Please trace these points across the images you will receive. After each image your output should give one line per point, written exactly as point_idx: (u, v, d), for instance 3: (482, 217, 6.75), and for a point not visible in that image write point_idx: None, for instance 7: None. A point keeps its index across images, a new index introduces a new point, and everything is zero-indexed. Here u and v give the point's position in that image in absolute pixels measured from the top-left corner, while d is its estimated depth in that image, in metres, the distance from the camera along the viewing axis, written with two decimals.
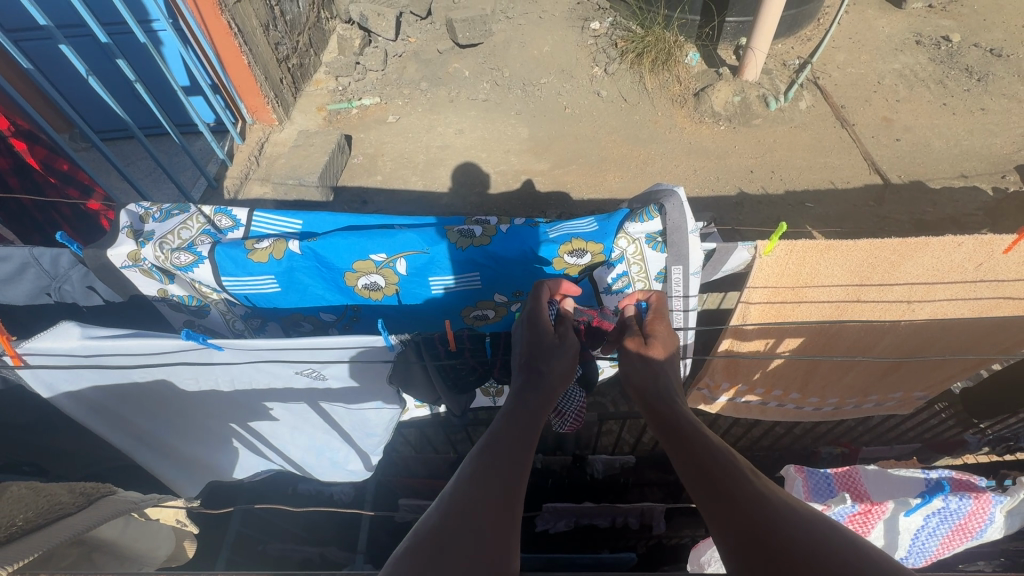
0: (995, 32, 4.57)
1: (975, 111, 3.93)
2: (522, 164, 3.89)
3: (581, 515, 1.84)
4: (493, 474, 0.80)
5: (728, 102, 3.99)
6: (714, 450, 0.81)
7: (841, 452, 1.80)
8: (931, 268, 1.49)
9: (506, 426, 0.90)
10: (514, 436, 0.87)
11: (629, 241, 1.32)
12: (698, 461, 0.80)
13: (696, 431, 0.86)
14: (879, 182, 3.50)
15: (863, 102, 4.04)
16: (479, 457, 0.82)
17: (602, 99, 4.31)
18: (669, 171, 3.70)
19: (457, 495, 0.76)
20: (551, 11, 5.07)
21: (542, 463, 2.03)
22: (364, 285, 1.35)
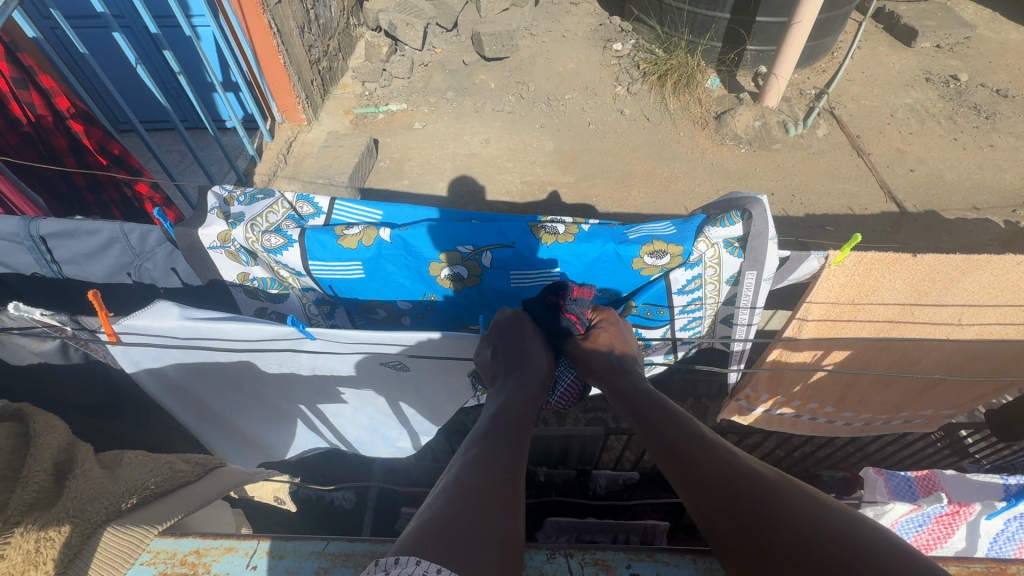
0: (1001, 74, 4.78)
1: (984, 147, 4.08)
2: (548, 176, 3.96)
3: (583, 531, 1.75)
4: (502, 468, 0.83)
5: (749, 126, 4.12)
6: (725, 458, 0.85)
7: (841, 475, 1.91)
8: (987, 286, 1.54)
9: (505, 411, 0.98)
10: (508, 431, 0.93)
11: (708, 245, 1.34)
12: (682, 454, 0.88)
13: (659, 415, 0.99)
14: (896, 210, 3.61)
15: (877, 133, 4.19)
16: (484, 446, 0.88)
17: (625, 117, 4.42)
18: (692, 190, 3.79)
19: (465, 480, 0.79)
20: (573, 32, 5.26)
21: (546, 476, 2.01)
22: (448, 276, 1.36)
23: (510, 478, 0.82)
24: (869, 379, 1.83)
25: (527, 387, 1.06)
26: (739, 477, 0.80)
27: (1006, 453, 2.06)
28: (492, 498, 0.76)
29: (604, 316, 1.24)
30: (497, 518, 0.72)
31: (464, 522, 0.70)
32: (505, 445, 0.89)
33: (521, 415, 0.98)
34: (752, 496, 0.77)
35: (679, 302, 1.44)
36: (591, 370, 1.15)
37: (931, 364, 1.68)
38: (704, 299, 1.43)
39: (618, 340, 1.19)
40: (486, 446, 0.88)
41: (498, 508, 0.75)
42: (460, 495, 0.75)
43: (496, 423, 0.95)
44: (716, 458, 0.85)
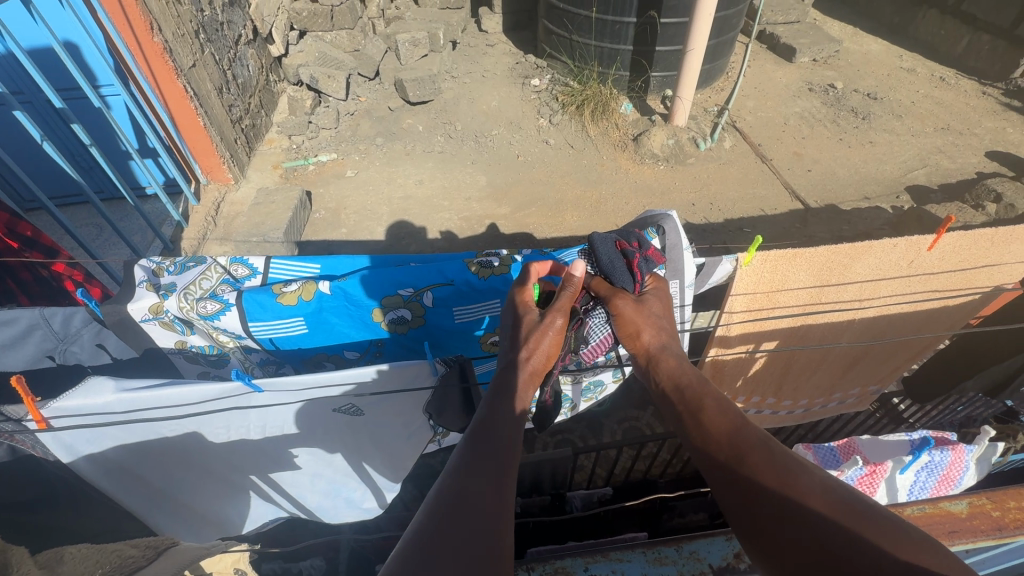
0: (868, 80, 5.45)
1: (865, 144, 4.60)
2: (485, 210, 4.08)
3: None
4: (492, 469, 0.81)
5: (664, 145, 4.44)
6: (762, 458, 0.83)
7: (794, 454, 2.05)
8: (878, 267, 1.72)
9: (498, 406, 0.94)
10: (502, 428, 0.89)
11: None
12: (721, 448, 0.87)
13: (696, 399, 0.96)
14: (801, 207, 3.98)
15: (775, 141, 4.64)
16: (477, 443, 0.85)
17: (550, 146, 4.65)
18: (621, 209, 4.01)
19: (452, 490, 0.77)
20: (492, 72, 5.55)
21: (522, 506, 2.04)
22: (391, 320, 1.38)
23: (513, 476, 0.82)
24: (798, 365, 2.03)
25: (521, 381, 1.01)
26: (782, 481, 0.79)
27: (930, 412, 2.38)
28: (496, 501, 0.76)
29: (658, 288, 1.23)
30: (506, 528, 0.73)
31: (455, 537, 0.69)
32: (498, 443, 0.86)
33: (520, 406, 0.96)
34: (797, 508, 0.75)
35: None
36: (640, 333, 1.12)
37: (853, 334, 1.93)
38: None
39: (669, 315, 1.18)
40: (486, 441, 0.86)
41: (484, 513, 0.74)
42: (461, 501, 0.75)
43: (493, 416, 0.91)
44: (754, 461, 0.83)
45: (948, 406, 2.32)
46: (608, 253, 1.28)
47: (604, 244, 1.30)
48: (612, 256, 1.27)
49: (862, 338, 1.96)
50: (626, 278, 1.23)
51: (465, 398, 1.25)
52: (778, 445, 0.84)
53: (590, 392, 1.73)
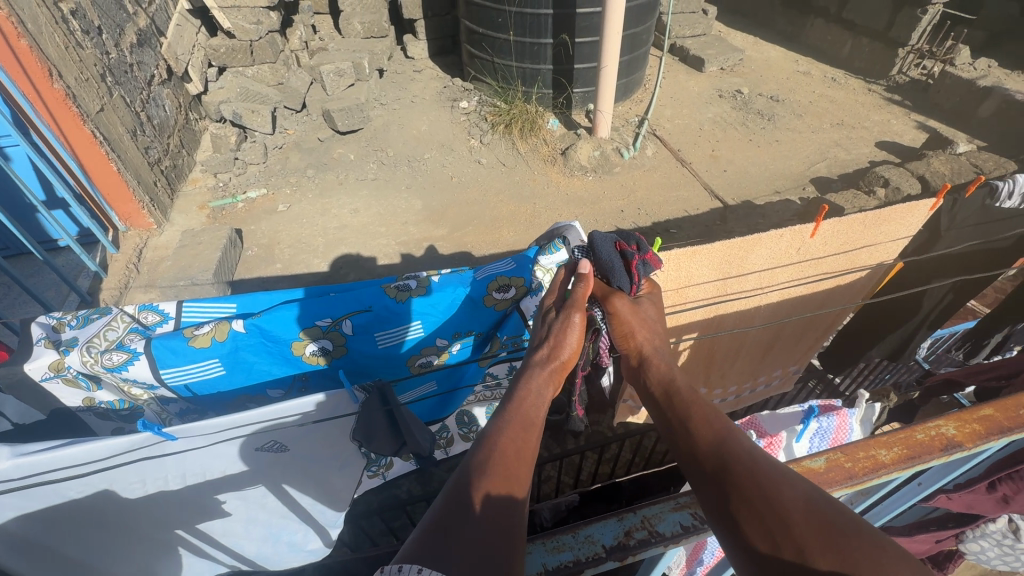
0: (770, 84, 5.92)
1: (772, 142, 4.99)
2: (422, 233, 4.11)
3: None
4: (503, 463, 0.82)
5: (590, 156, 4.64)
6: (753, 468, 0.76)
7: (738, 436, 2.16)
8: (772, 256, 1.86)
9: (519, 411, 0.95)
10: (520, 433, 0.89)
11: (545, 271, 1.55)
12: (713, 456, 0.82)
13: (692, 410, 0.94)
14: (720, 206, 4.25)
15: (692, 145, 4.94)
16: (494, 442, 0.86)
17: (483, 166, 4.76)
18: (555, 220, 4.15)
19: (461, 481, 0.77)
20: (421, 97, 5.63)
21: None
22: (313, 352, 1.39)
23: (525, 474, 0.82)
24: (719, 352, 2.20)
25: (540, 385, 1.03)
26: (768, 488, 0.73)
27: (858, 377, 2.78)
28: (507, 480, 0.79)
29: (651, 292, 1.28)
30: (519, 513, 0.75)
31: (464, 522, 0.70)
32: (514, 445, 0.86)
33: (540, 407, 0.98)
34: (780, 519, 0.68)
35: None
36: (633, 334, 1.16)
37: (763, 318, 2.14)
38: None
39: (660, 317, 1.24)
40: (503, 434, 0.88)
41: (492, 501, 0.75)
42: (476, 479, 0.77)
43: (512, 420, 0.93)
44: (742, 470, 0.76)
45: (877, 374, 2.73)
46: (608, 251, 1.25)
47: (604, 243, 1.27)
48: (611, 254, 1.25)
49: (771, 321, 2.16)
50: (625, 280, 1.22)
51: (390, 422, 1.28)
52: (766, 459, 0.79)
53: None
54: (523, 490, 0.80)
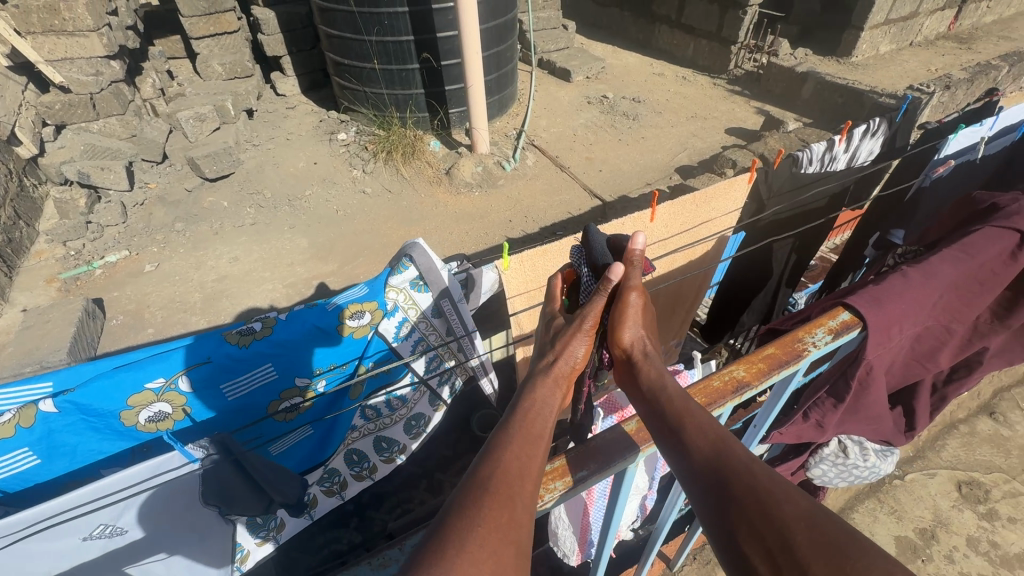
0: (631, 87, 6.42)
1: (639, 139, 5.40)
2: (311, 271, 3.96)
3: None
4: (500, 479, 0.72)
5: (473, 172, 4.74)
6: (756, 484, 0.70)
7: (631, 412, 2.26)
8: (621, 245, 2.04)
9: (520, 417, 0.82)
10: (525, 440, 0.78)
11: (398, 291, 1.57)
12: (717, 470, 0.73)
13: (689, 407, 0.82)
14: (600, 203, 4.52)
15: (569, 151, 5.22)
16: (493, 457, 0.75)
17: (368, 195, 4.69)
18: (446, 239, 4.18)
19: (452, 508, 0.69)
20: (297, 133, 5.47)
21: None
22: (148, 419, 1.34)
23: (528, 490, 0.72)
24: None
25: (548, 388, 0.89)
26: (773, 519, 0.66)
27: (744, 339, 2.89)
28: (507, 497, 0.70)
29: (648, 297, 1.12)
30: (516, 540, 0.67)
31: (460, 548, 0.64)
32: (514, 457, 0.75)
33: (547, 415, 0.84)
34: (784, 546, 0.65)
35: (405, 349, 1.65)
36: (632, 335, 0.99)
37: None
38: (424, 336, 1.65)
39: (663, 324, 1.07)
40: (507, 449, 0.76)
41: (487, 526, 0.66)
42: (477, 502, 0.69)
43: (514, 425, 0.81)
44: (742, 484, 0.70)
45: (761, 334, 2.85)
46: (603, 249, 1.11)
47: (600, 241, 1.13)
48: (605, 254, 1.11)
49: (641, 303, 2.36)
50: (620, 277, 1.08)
51: (240, 472, 1.31)
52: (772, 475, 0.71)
53: (413, 426, 1.79)
54: (523, 512, 0.70)
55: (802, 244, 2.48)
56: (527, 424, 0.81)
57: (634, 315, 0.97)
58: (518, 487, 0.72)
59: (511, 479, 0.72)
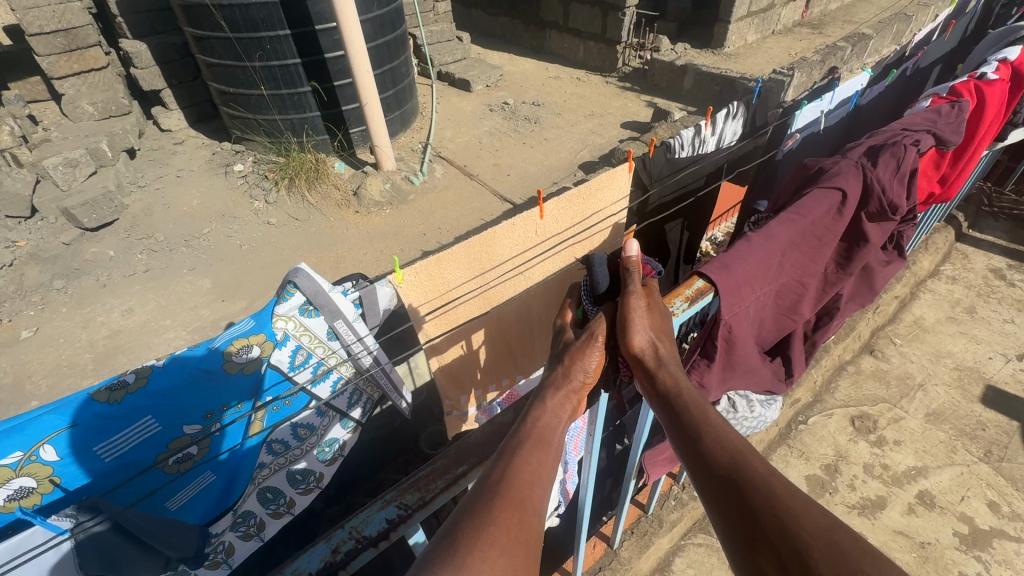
0: (530, 92, 6.63)
1: (542, 141, 5.58)
2: (218, 312, 3.74)
3: None
4: (511, 485, 0.77)
5: (382, 190, 4.69)
6: (768, 498, 0.74)
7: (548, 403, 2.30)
8: (515, 243, 2.09)
9: (536, 426, 0.87)
10: (537, 449, 0.83)
11: (287, 319, 1.56)
12: (733, 480, 0.77)
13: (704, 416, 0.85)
14: (511, 206, 4.61)
15: (476, 159, 5.30)
16: (509, 466, 0.80)
17: (274, 226, 4.50)
18: (361, 260, 4.10)
19: (467, 512, 0.73)
20: (188, 169, 5.15)
21: None
22: (9, 497, 1.28)
23: (536, 494, 0.78)
24: (517, 339, 2.36)
25: (561, 398, 0.91)
26: (785, 531, 0.71)
27: None
28: (517, 501, 0.75)
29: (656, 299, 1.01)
30: (524, 542, 0.71)
31: (477, 547, 0.68)
32: (528, 467, 0.80)
33: (559, 426, 0.89)
34: (804, 559, 0.68)
35: (303, 377, 1.63)
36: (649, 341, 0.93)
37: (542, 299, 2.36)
38: (324, 359, 1.64)
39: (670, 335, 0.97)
40: (522, 461, 0.81)
41: (495, 524, 0.71)
42: (494, 500, 0.74)
43: (531, 434, 0.86)
44: (756, 498, 0.75)
45: None
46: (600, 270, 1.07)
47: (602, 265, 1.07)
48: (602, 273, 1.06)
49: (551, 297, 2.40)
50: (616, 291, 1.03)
51: (119, 531, 1.35)
52: (784, 485, 0.76)
53: (326, 452, 1.80)
54: (532, 514, 0.75)
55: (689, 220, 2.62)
56: (547, 436, 0.86)
57: (640, 318, 0.93)
58: (527, 493, 0.77)
59: (526, 486, 0.78)
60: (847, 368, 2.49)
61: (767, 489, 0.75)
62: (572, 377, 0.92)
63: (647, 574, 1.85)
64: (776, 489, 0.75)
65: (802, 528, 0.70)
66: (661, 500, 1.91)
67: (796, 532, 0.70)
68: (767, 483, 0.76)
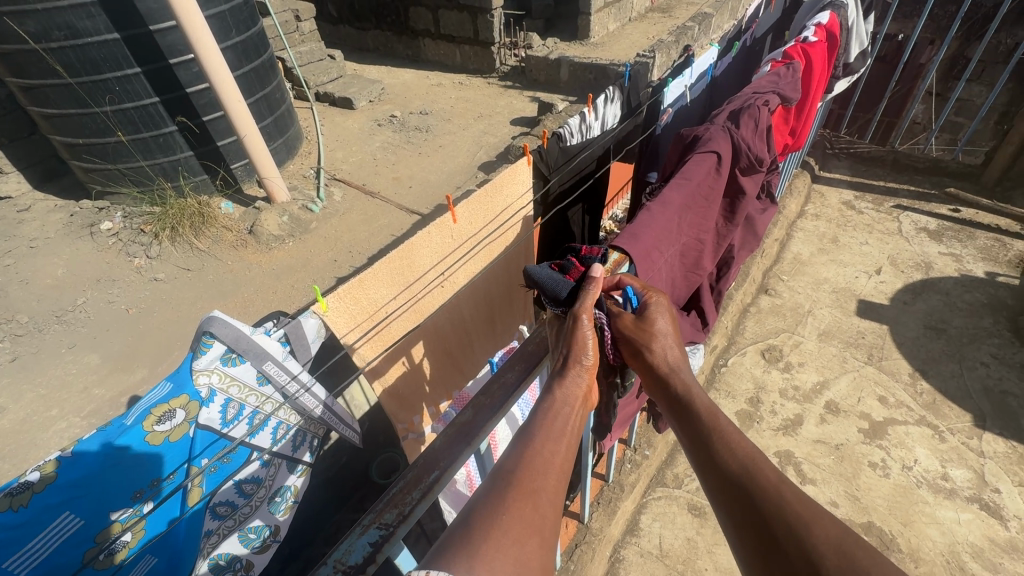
0: (415, 102, 6.61)
1: (437, 148, 5.59)
2: (115, 388, 3.34)
3: None
4: (525, 475, 0.79)
5: (280, 224, 4.44)
6: (781, 508, 0.81)
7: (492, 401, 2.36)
8: (434, 250, 2.11)
9: (543, 416, 0.90)
10: (548, 441, 0.86)
11: (209, 374, 1.46)
12: (746, 487, 0.86)
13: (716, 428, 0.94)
14: (420, 217, 4.58)
15: (374, 176, 5.18)
16: (526, 458, 0.82)
17: (163, 281, 4.09)
18: (271, 299, 3.86)
19: (487, 501, 0.75)
20: (43, 236, 4.51)
21: None
22: None
23: (549, 487, 0.79)
24: (453, 345, 2.40)
25: (569, 384, 0.95)
26: (793, 532, 0.77)
27: None
28: (531, 491, 0.77)
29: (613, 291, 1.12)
30: (538, 533, 0.73)
31: (496, 530, 0.69)
32: (541, 457, 0.83)
33: (569, 417, 0.91)
34: (806, 554, 0.74)
35: (239, 430, 1.56)
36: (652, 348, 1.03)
37: (470, 301, 2.40)
38: (259, 407, 1.56)
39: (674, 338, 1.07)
40: (540, 450, 0.84)
41: (512, 511, 0.73)
42: (506, 492, 0.76)
43: (542, 423, 0.89)
44: (770, 503, 0.82)
45: None
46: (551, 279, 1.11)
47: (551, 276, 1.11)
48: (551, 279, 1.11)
49: (478, 297, 2.45)
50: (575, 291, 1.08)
51: None
52: (795, 494, 0.83)
53: (279, 503, 1.71)
54: (546, 504, 0.77)
55: (591, 205, 2.77)
56: (554, 422, 0.89)
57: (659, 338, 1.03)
58: (540, 483, 0.79)
59: (541, 477, 0.80)
60: (750, 309, 2.80)
61: (775, 497, 0.83)
62: (575, 356, 0.97)
63: (619, 538, 1.96)
64: (785, 496, 0.83)
65: (804, 526, 0.77)
66: (618, 466, 2.03)
67: (800, 532, 0.77)
68: (775, 491, 0.84)
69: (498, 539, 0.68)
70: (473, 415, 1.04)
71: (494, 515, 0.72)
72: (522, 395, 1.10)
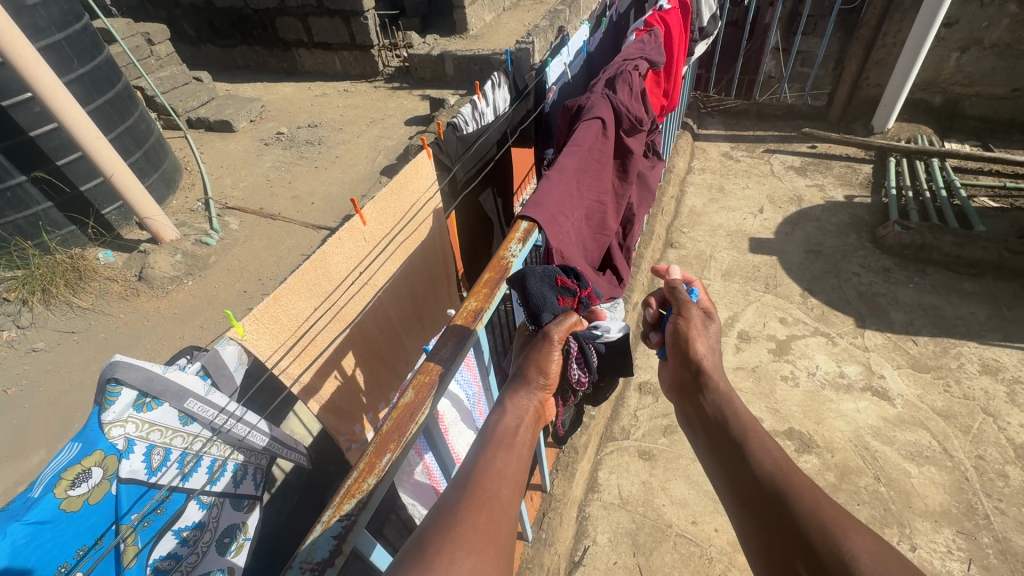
0: (301, 115, 6.32)
1: (334, 160, 5.40)
2: (6, 481, 2.92)
3: None
4: (480, 483, 0.81)
5: (173, 264, 4.08)
6: (808, 507, 0.81)
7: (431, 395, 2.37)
8: (347, 255, 2.07)
9: (497, 431, 0.94)
10: (501, 452, 0.89)
11: (123, 425, 1.38)
12: (773, 490, 0.87)
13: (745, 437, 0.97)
14: (329, 232, 4.41)
15: (271, 198, 4.91)
16: (482, 469, 0.85)
17: (44, 350, 3.61)
18: (179, 345, 3.55)
19: (444, 510, 0.77)
20: None
21: None
22: None
23: (503, 495, 0.81)
24: (383, 347, 2.38)
25: (519, 402, 1.01)
26: (823, 535, 0.77)
27: None
28: (487, 500, 0.78)
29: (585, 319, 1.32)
30: (495, 540, 0.73)
31: (453, 537, 0.71)
32: (496, 467, 0.86)
33: (516, 428, 0.96)
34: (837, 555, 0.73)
35: (167, 475, 1.48)
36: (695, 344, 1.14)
37: (393, 300, 2.39)
38: (186, 448, 1.51)
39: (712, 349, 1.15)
40: (491, 462, 0.86)
41: (468, 516, 0.75)
42: (462, 503, 0.77)
43: (495, 435, 0.93)
44: (801, 507, 0.82)
45: None
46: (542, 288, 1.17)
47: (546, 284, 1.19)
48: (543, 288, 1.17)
49: (401, 297, 2.44)
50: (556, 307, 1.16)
51: None
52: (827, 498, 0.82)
53: (229, 544, 1.68)
54: (506, 514, 0.78)
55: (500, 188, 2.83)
56: (508, 436, 0.93)
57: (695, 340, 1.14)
58: (496, 491, 0.81)
59: (498, 485, 0.82)
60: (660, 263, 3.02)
61: (805, 502, 0.83)
62: (534, 374, 1.03)
63: (581, 498, 2.05)
64: (816, 502, 0.82)
65: (829, 527, 0.77)
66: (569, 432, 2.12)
67: (828, 532, 0.76)
68: (804, 497, 0.84)
69: (454, 548, 0.70)
70: (414, 396, 1.06)
71: (452, 523, 0.74)
72: (459, 368, 1.13)
